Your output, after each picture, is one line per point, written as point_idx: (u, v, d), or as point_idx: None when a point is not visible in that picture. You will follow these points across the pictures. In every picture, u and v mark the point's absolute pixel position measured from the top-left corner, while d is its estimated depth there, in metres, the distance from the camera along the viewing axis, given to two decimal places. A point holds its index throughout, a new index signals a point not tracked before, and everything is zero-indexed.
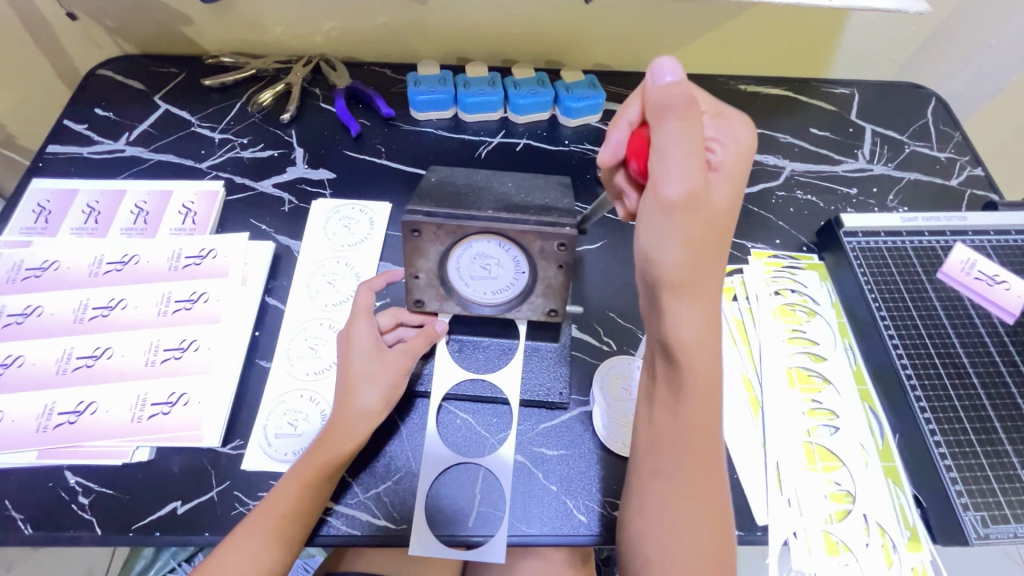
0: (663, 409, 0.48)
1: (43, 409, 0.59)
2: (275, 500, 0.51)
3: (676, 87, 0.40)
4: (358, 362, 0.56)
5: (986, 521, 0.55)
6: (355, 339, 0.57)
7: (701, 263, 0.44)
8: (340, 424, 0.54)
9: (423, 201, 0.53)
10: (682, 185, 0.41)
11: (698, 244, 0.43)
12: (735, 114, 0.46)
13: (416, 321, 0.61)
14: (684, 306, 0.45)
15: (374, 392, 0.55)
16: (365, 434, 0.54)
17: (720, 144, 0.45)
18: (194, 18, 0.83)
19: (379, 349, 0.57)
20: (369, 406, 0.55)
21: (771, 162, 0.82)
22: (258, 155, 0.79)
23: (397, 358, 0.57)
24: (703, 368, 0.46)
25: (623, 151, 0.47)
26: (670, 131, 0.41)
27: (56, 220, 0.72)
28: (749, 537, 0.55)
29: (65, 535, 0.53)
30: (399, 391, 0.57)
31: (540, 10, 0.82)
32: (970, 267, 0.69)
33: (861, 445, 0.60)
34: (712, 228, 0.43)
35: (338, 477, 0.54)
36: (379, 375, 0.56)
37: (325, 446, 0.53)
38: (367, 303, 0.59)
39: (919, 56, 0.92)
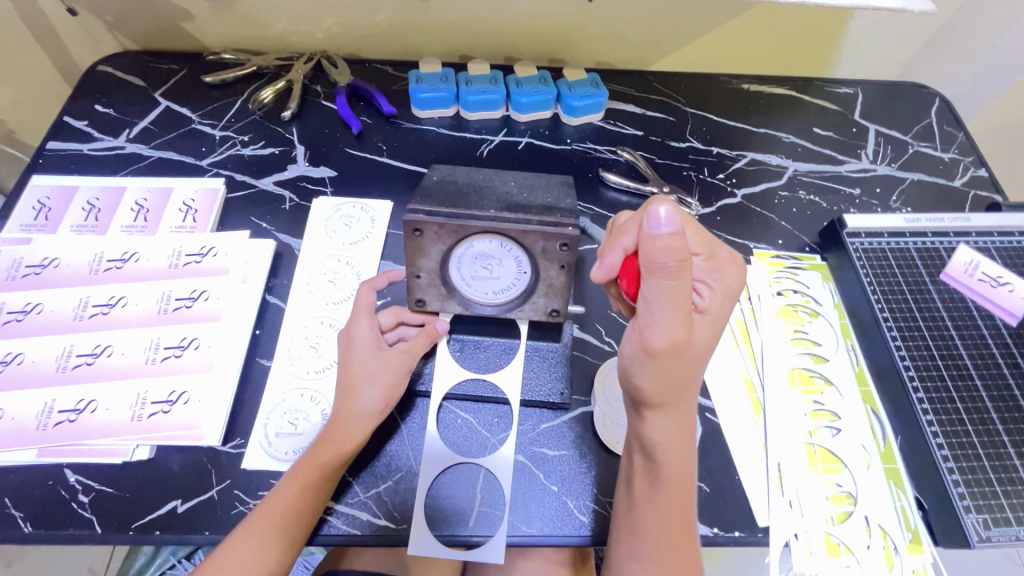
0: (641, 498, 0.49)
1: (43, 407, 0.58)
2: (276, 499, 0.51)
3: (669, 245, 0.42)
4: (358, 362, 0.56)
5: (987, 524, 0.55)
6: (355, 339, 0.56)
7: (677, 386, 0.48)
8: (341, 425, 0.54)
9: (425, 200, 0.53)
10: (666, 337, 0.45)
11: (676, 376, 0.47)
12: (727, 259, 0.50)
13: (417, 320, 0.61)
14: (662, 414, 0.49)
15: (374, 393, 0.55)
16: (365, 435, 0.54)
17: (708, 288, 0.50)
18: (194, 14, 0.83)
19: (379, 348, 0.56)
20: (370, 407, 0.55)
21: (774, 162, 0.82)
22: (259, 153, 0.79)
23: (397, 358, 0.57)
24: (678, 467, 0.49)
25: (617, 274, 0.49)
26: (658, 288, 0.43)
27: (56, 217, 0.71)
28: (750, 538, 0.55)
29: (65, 533, 0.53)
30: (400, 390, 0.57)
31: (543, 8, 0.81)
32: (974, 268, 0.68)
33: (863, 447, 0.60)
34: (692, 361, 0.47)
35: (338, 476, 0.54)
36: (379, 375, 0.55)
37: (325, 446, 0.53)
38: (368, 303, 0.58)
39: (923, 56, 0.91)
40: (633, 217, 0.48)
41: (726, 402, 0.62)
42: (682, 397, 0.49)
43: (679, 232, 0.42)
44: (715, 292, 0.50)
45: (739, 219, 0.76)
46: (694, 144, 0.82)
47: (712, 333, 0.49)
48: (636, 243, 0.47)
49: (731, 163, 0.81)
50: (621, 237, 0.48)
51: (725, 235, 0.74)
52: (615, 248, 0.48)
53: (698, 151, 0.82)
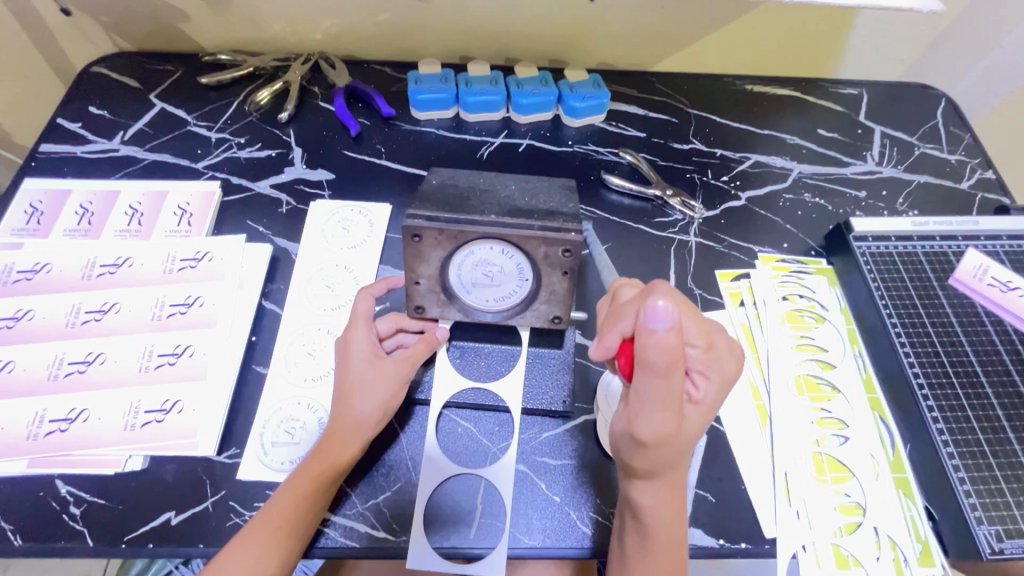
0: (632, 555, 0.49)
1: (33, 417, 0.57)
2: (274, 510, 0.50)
3: (661, 344, 0.41)
4: (355, 369, 0.54)
5: (1000, 535, 0.53)
6: (352, 347, 0.55)
7: (667, 466, 0.47)
8: (336, 434, 0.53)
9: (424, 205, 0.51)
10: (654, 430, 0.43)
11: (665, 461, 0.46)
12: (726, 349, 0.47)
13: (416, 327, 0.60)
14: (652, 484, 0.48)
15: (370, 402, 0.53)
16: (360, 444, 0.53)
17: (704, 378, 0.47)
18: (191, 15, 0.82)
19: (376, 356, 0.55)
20: (365, 416, 0.53)
21: (778, 164, 0.80)
22: (255, 155, 0.78)
23: (395, 367, 0.55)
24: (670, 532, 0.48)
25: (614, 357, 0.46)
26: (649, 383, 0.42)
27: (48, 221, 0.70)
28: (755, 549, 0.54)
29: (55, 546, 0.52)
30: (397, 400, 0.55)
31: (544, 8, 0.80)
32: (982, 272, 0.67)
33: (871, 456, 0.59)
34: (682, 447, 0.46)
35: (334, 488, 0.53)
36: (376, 383, 0.54)
37: (321, 457, 0.52)
38: (365, 310, 0.57)
39: (929, 56, 0.90)
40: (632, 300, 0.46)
41: (732, 410, 0.61)
42: (674, 469, 0.48)
43: (674, 329, 0.41)
44: (709, 383, 0.47)
45: (743, 222, 0.75)
46: (698, 146, 0.81)
47: (705, 422, 0.47)
48: (633, 330, 0.44)
49: (735, 165, 0.80)
50: (618, 319, 0.45)
51: (729, 238, 0.73)
52: (613, 331, 0.45)
53: (701, 153, 0.81)
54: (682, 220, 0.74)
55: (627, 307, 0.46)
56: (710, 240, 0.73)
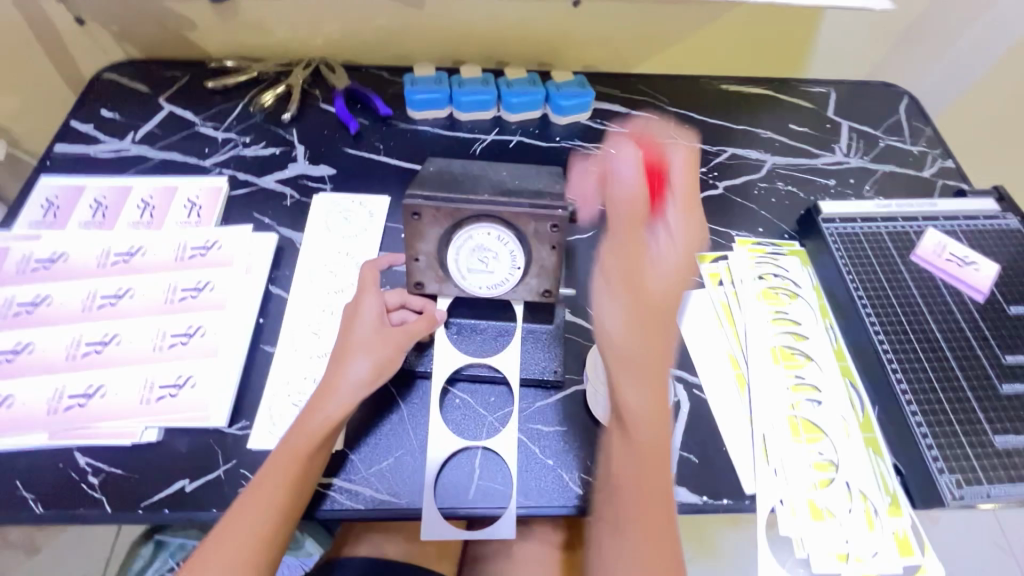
0: (619, 454, 0.53)
1: (53, 393, 0.60)
2: (274, 472, 0.53)
3: (625, 181, 0.59)
4: (357, 331, 0.58)
5: (960, 483, 0.57)
6: (360, 311, 0.59)
7: (639, 336, 0.54)
8: (329, 392, 0.56)
9: (421, 187, 0.57)
10: (619, 259, 0.56)
11: (636, 322, 0.54)
12: (686, 232, 0.58)
13: (417, 305, 0.63)
14: (625, 300, 0.54)
15: (366, 364, 0.57)
16: (352, 404, 0.56)
17: (659, 242, 0.57)
18: (198, 24, 0.87)
19: (378, 323, 0.59)
20: (358, 376, 0.56)
21: (753, 156, 0.86)
22: (260, 153, 0.82)
23: (395, 337, 0.59)
24: (648, 427, 0.53)
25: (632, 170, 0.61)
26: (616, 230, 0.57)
27: (64, 215, 0.74)
28: (737, 504, 0.58)
29: (75, 512, 0.55)
30: (390, 367, 0.59)
31: (530, 14, 0.86)
32: (941, 249, 0.72)
33: (842, 417, 0.63)
34: (655, 311, 0.54)
35: (329, 447, 0.56)
36: (376, 348, 0.58)
37: (312, 414, 0.55)
38: (372, 281, 0.61)
39: (890, 57, 0.97)
40: (636, 286, 0.54)
41: (712, 379, 0.66)
42: (653, 317, 0.54)
43: (631, 185, 0.58)
44: (670, 246, 0.56)
45: (721, 209, 0.80)
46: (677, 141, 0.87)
47: (671, 289, 0.55)
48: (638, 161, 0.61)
49: (713, 158, 0.85)
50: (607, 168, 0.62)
51: (708, 224, 0.78)
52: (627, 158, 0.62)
53: None
54: None
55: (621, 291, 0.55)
56: None
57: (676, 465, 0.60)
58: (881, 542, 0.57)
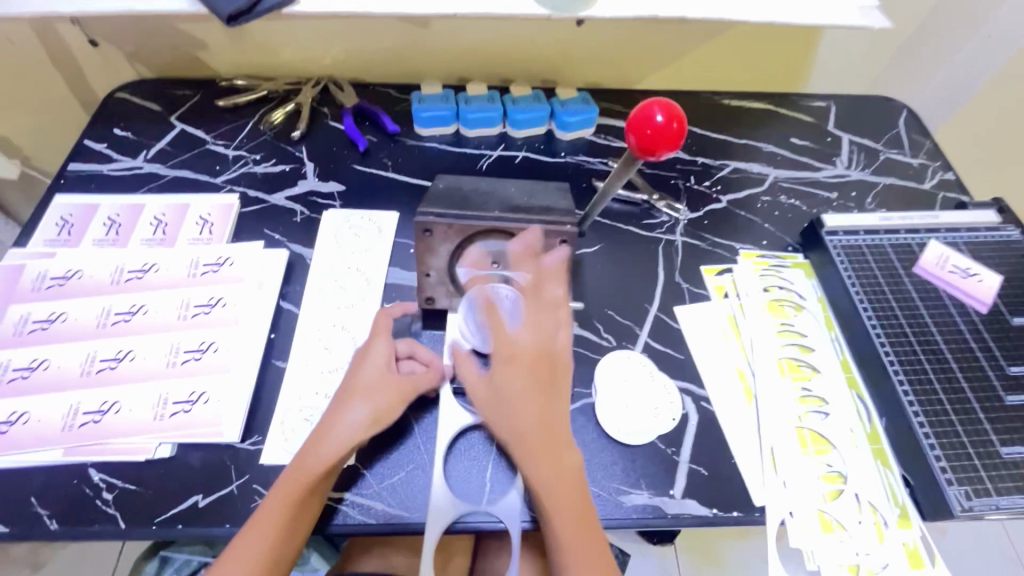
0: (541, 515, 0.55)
1: (68, 410, 0.61)
2: (268, 513, 0.53)
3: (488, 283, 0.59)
4: (362, 374, 0.60)
5: (969, 495, 0.58)
6: (368, 355, 0.61)
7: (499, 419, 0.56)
8: (325, 435, 0.56)
9: (433, 205, 0.59)
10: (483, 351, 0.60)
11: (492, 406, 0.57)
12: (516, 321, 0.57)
13: (424, 357, 0.64)
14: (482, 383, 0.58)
15: (364, 409, 0.57)
16: (347, 449, 0.56)
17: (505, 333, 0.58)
18: (209, 44, 0.89)
19: (383, 368, 0.60)
20: (355, 421, 0.57)
21: (755, 170, 0.87)
22: (270, 170, 0.83)
23: (397, 385, 0.60)
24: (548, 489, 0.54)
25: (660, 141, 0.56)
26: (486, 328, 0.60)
27: (78, 233, 0.75)
28: (746, 516, 0.59)
29: (90, 529, 0.55)
30: (388, 416, 0.58)
31: (535, 33, 0.88)
32: (943, 261, 0.73)
33: (850, 429, 0.64)
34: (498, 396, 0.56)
35: (323, 492, 0.55)
36: (376, 394, 0.59)
37: (316, 442, 0.56)
38: (385, 328, 0.63)
39: (889, 71, 0.99)
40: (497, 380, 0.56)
41: (719, 391, 0.66)
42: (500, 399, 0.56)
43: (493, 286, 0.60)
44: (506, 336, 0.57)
45: (724, 222, 0.81)
46: (680, 155, 0.88)
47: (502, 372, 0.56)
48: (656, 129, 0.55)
49: (715, 172, 0.86)
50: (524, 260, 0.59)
51: (712, 237, 0.79)
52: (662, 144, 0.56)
53: (684, 161, 0.87)
54: (669, 221, 0.80)
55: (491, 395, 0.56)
56: (695, 239, 0.79)
57: (685, 478, 0.60)
58: (891, 553, 0.57)
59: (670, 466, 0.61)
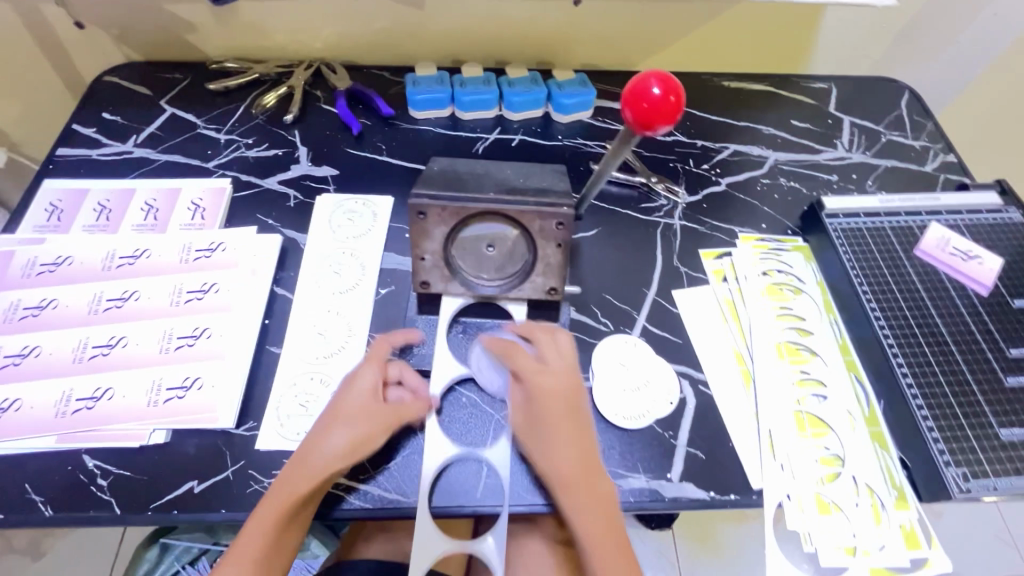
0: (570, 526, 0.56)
1: (60, 396, 0.60)
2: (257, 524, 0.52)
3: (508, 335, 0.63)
4: (347, 401, 0.58)
5: (967, 476, 0.58)
6: (356, 380, 0.59)
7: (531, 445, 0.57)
8: (301, 463, 0.54)
9: (427, 187, 0.58)
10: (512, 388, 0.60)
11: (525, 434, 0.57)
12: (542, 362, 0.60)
13: (414, 385, 0.61)
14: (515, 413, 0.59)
15: (345, 437, 0.55)
16: (324, 478, 0.54)
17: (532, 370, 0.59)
18: (198, 26, 0.87)
19: (368, 396, 0.58)
20: (334, 450, 0.55)
21: (755, 153, 0.86)
22: (263, 154, 0.82)
23: (382, 414, 0.57)
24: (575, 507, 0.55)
25: (659, 115, 0.54)
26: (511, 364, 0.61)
27: (68, 218, 0.74)
28: (745, 499, 0.58)
29: (85, 515, 0.55)
30: (369, 447, 0.56)
31: (531, 14, 0.86)
32: (944, 244, 0.72)
33: (848, 412, 0.63)
34: (531, 426, 0.57)
35: (303, 513, 0.54)
36: (358, 422, 0.56)
37: (305, 456, 0.54)
38: (379, 353, 0.61)
39: (891, 52, 0.97)
40: (536, 409, 0.57)
41: (717, 375, 0.66)
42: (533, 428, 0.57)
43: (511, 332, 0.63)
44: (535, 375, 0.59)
45: (723, 205, 0.80)
46: (679, 138, 0.87)
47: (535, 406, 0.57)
48: (655, 97, 0.53)
49: (715, 155, 0.85)
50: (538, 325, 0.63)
51: (711, 220, 0.78)
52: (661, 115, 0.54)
53: (683, 144, 0.86)
54: (668, 205, 0.79)
55: (526, 427, 0.58)
56: (694, 223, 0.78)
57: (683, 462, 0.60)
58: (888, 535, 0.57)
59: (667, 450, 0.61)
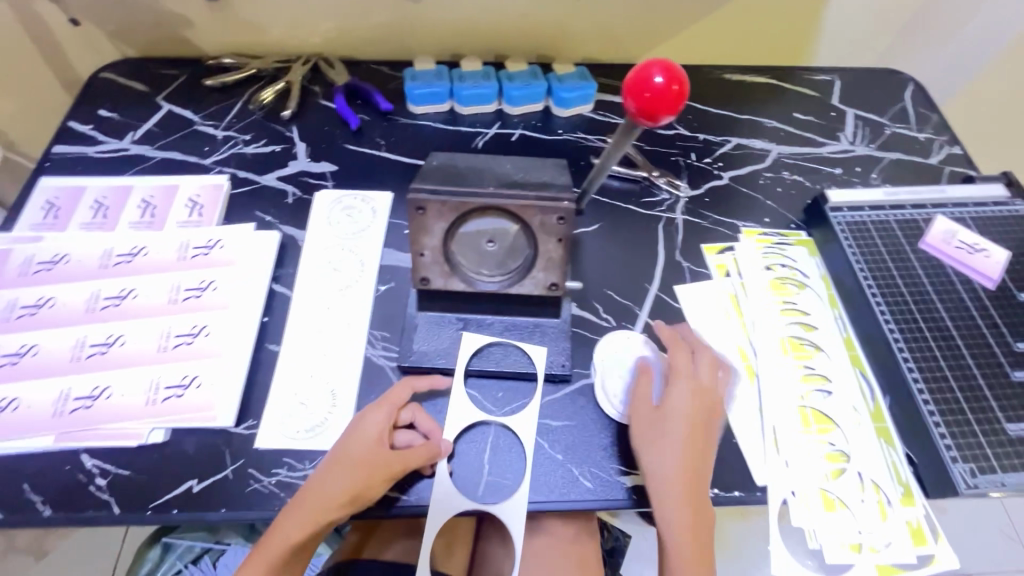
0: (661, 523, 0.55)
1: (59, 395, 0.60)
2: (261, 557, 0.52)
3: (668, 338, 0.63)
4: (352, 445, 0.55)
5: (974, 472, 0.57)
6: (364, 424, 0.56)
7: (660, 438, 0.56)
8: (298, 509, 0.53)
9: (426, 182, 0.57)
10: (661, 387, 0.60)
11: (662, 427, 0.57)
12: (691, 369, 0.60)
13: (425, 428, 0.59)
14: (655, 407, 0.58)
15: (343, 487, 0.53)
16: (321, 523, 0.53)
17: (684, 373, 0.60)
18: (195, 21, 0.86)
19: (376, 442, 0.55)
20: (331, 498, 0.52)
21: (757, 146, 0.85)
22: (260, 150, 0.81)
23: (384, 463, 0.54)
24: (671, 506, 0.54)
25: (659, 106, 0.53)
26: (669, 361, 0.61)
27: (64, 216, 0.73)
28: (749, 496, 0.58)
29: (83, 515, 0.55)
30: (367, 498, 0.53)
31: (530, 7, 0.85)
32: (951, 236, 0.72)
33: (853, 408, 0.63)
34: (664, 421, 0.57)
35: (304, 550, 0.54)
36: (358, 472, 0.53)
37: (307, 497, 0.53)
38: (393, 395, 0.58)
39: (896, 44, 0.96)
40: (679, 409, 0.57)
41: None
42: (670, 424, 0.57)
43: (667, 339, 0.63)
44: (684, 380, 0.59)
45: (726, 199, 0.79)
46: (681, 131, 0.86)
47: (679, 404, 0.58)
48: (656, 88, 0.53)
49: (717, 148, 0.84)
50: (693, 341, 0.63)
51: (713, 215, 0.78)
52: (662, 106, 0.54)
53: (685, 137, 0.85)
54: (669, 199, 0.79)
55: (654, 422, 0.57)
56: (696, 218, 0.77)
57: None
58: (894, 532, 0.57)
59: None
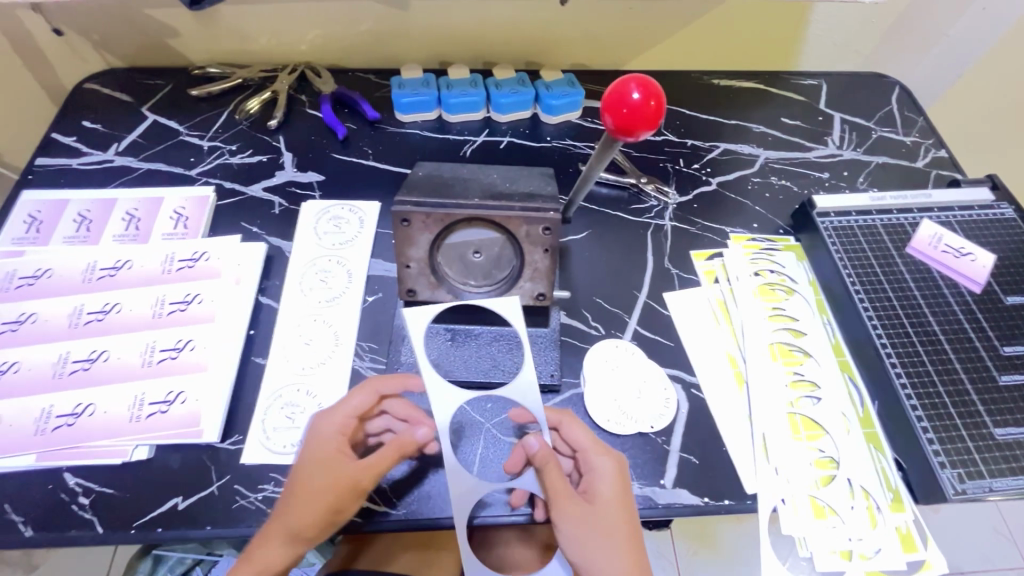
0: None
1: (41, 412, 0.59)
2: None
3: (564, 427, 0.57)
4: (313, 464, 0.53)
5: (962, 478, 0.57)
6: (323, 436, 0.55)
7: (594, 544, 0.52)
8: (272, 536, 0.52)
9: (411, 193, 0.57)
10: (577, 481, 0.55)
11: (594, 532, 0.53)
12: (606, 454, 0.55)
13: (400, 414, 0.60)
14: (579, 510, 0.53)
15: (312, 512, 0.51)
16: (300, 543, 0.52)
17: (592, 464, 0.55)
18: (180, 30, 0.85)
19: (340, 454, 0.54)
20: (303, 523, 0.51)
21: (745, 151, 0.85)
22: (247, 161, 0.81)
23: (352, 477, 0.53)
24: None
25: (638, 121, 0.53)
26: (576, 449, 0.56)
27: (47, 230, 0.72)
28: (740, 505, 0.58)
29: (66, 535, 0.54)
30: (343, 512, 0.52)
31: (517, 14, 0.85)
32: (937, 240, 0.72)
33: (842, 413, 0.63)
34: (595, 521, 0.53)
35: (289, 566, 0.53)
36: (324, 495, 0.51)
37: (280, 521, 0.52)
38: (346, 403, 0.56)
39: (881, 49, 0.97)
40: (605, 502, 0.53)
41: (710, 378, 0.65)
42: (599, 524, 0.53)
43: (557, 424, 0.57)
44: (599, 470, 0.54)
45: (714, 205, 0.79)
46: (669, 137, 0.86)
47: (602, 500, 0.53)
48: (633, 103, 0.53)
49: (705, 154, 0.84)
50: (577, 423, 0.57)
51: (702, 221, 0.78)
52: (640, 121, 0.54)
53: (673, 143, 0.85)
54: (658, 206, 0.79)
55: (585, 528, 0.53)
56: (685, 224, 0.77)
57: (676, 467, 0.59)
58: (885, 538, 0.57)
59: (661, 455, 0.60)
